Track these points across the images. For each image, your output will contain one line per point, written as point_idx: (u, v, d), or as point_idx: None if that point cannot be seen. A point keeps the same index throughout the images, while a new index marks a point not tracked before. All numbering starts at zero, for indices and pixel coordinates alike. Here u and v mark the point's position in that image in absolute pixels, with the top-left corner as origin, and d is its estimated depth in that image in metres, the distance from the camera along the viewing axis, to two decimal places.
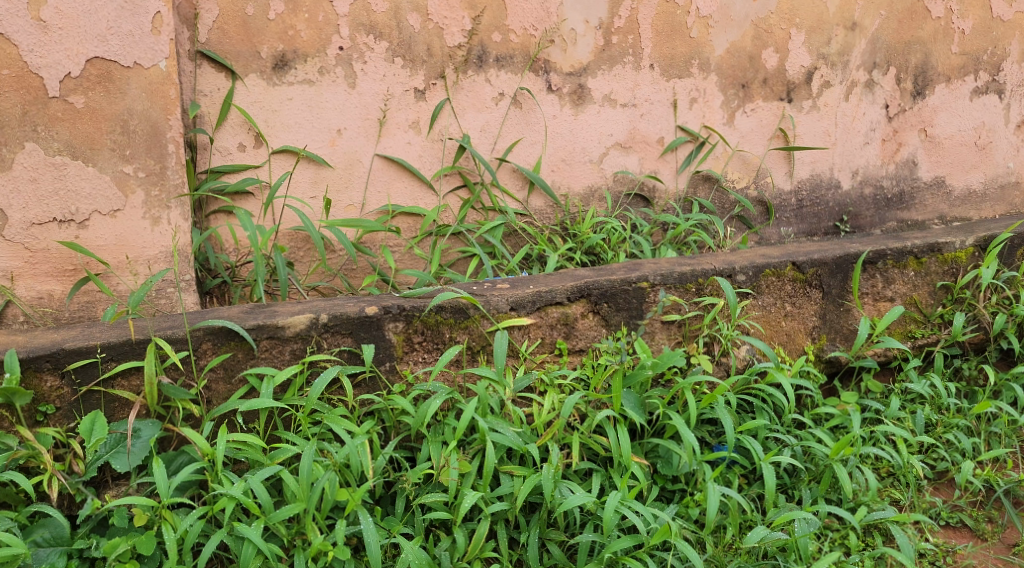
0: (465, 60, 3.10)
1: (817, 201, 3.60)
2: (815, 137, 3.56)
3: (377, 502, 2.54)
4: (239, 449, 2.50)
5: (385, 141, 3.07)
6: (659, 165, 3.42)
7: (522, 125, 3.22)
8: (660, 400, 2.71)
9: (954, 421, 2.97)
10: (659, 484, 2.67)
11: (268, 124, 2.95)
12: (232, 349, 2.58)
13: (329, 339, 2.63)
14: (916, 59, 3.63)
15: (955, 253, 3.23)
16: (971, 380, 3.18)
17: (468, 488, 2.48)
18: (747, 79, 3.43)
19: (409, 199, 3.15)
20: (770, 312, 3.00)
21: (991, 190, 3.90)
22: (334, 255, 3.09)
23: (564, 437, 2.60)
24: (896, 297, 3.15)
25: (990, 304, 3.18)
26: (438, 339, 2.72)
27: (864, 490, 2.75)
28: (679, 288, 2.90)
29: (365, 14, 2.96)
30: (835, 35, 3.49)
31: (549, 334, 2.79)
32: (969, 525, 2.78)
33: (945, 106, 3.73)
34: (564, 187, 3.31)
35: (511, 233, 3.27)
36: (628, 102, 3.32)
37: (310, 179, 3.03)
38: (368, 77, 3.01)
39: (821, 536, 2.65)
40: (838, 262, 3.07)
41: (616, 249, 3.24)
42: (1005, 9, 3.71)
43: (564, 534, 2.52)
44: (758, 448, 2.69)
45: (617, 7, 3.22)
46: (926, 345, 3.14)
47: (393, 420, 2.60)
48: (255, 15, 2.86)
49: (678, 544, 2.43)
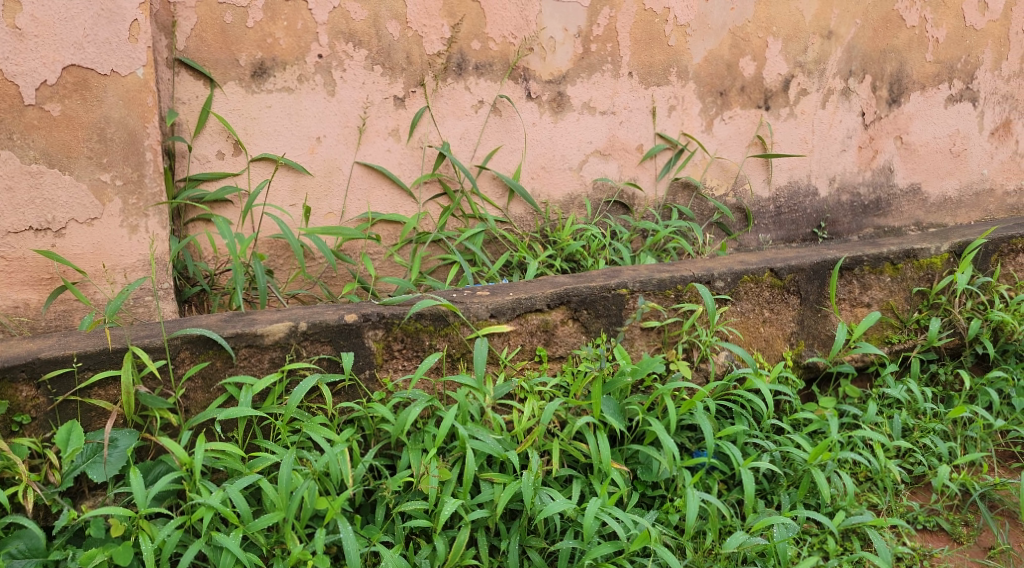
0: (445, 67, 3.11)
1: (795, 208, 3.63)
2: (792, 145, 3.59)
3: (357, 510, 2.53)
4: (218, 458, 2.49)
5: (365, 149, 3.07)
6: (639, 173, 3.43)
7: (502, 132, 3.22)
8: (640, 406, 2.72)
9: (931, 426, 2.99)
10: (640, 490, 2.68)
11: (247, 131, 2.94)
12: (211, 357, 2.57)
13: (308, 347, 2.63)
14: (891, 68, 3.67)
15: (930, 259, 3.24)
16: (948, 385, 3.21)
17: (448, 496, 2.47)
18: (725, 87, 3.46)
19: (389, 206, 3.14)
20: (749, 317, 3.02)
21: (966, 196, 3.94)
22: (314, 263, 3.09)
23: (544, 444, 2.60)
24: (872, 302, 3.18)
25: (965, 310, 3.22)
26: (417, 347, 2.71)
27: (842, 494, 2.76)
28: (658, 295, 2.91)
29: (344, 22, 2.96)
30: (811, 44, 3.52)
31: (529, 341, 2.80)
32: (946, 529, 2.80)
33: (920, 114, 3.77)
34: (544, 195, 3.33)
35: (491, 240, 3.28)
36: (608, 110, 3.33)
37: (289, 187, 3.02)
38: (348, 84, 3.01)
39: (800, 540, 2.66)
40: (816, 268, 3.09)
41: (596, 256, 3.25)
42: (979, 17, 3.76)
43: (545, 541, 2.52)
44: (737, 453, 2.70)
45: (595, 15, 3.23)
46: (903, 349, 3.20)
47: (373, 427, 2.60)
48: (233, 23, 2.86)
49: (658, 550, 2.43)
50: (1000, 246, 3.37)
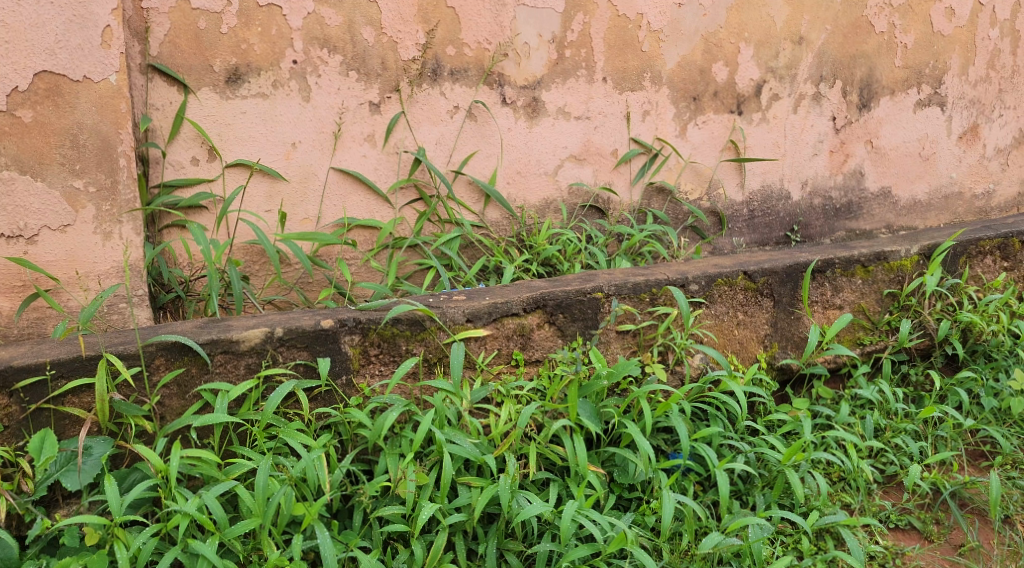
0: (420, 73, 3.11)
1: (768, 212, 3.67)
2: (765, 149, 3.62)
3: (335, 516, 2.53)
4: (194, 465, 2.48)
5: (340, 155, 3.07)
6: (613, 177, 3.46)
7: (477, 137, 3.23)
8: (616, 408, 2.74)
9: (902, 426, 3.04)
10: (616, 492, 2.70)
11: (222, 137, 2.93)
12: (186, 364, 2.56)
13: (284, 352, 2.62)
14: (861, 73, 3.72)
15: (901, 261, 3.29)
16: (919, 385, 3.26)
17: (426, 500, 2.48)
18: (698, 92, 3.49)
19: (365, 212, 3.15)
20: (723, 320, 3.05)
21: (935, 199, 4.00)
22: (290, 269, 3.09)
23: (521, 447, 2.61)
24: (844, 305, 3.22)
25: (934, 311, 3.27)
26: (394, 352, 2.71)
27: (816, 494, 2.79)
28: (633, 298, 2.93)
29: (319, 28, 2.96)
30: (782, 50, 3.56)
31: (505, 345, 2.81)
32: (917, 527, 2.84)
33: (890, 118, 3.82)
34: (519, 200, 3.34)
35: (467, 245, 3.29)
36: (582, 115, 3.35)
37: (264, 193, 3.01)
38: (323, 90, 3.01)
39: (774, 541, 2.69)
40: (788, 271, 3.12)
41: (572, 260, 3.27)
42: (946, 24, 3.82)
43: (522, 544, 2.53)
44: (712, 454, 2.73)
45: (569, 21, 3.25)
46: (874, 351, 3.24)
47: (350, 433, 2.59)
48: (207, 28, 2.85)
49: (635, 552, 2.45)
50: (968, 249, 3.43)
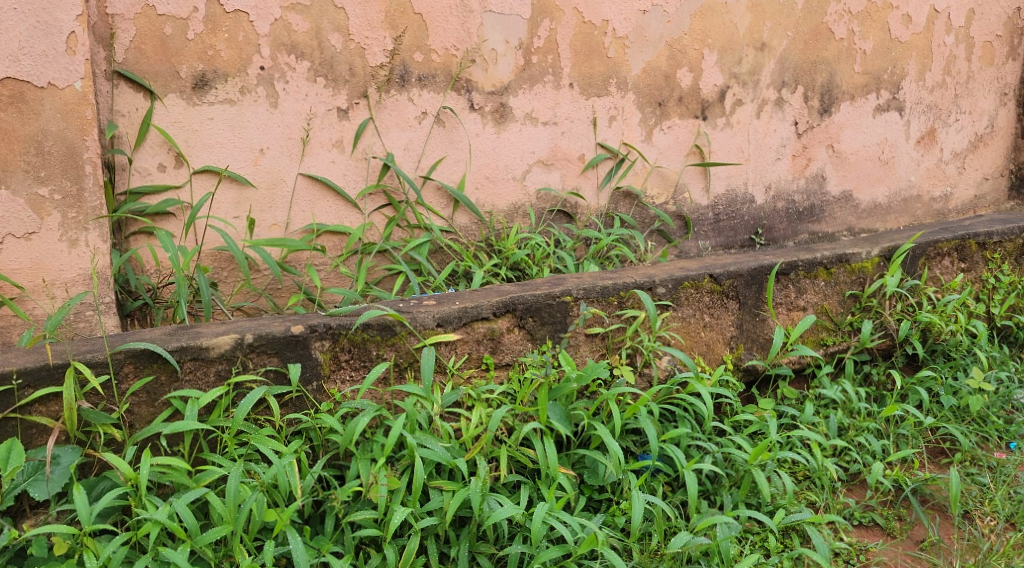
0: (388, 79, 3.13)
1: (733, 215, 3.72)
2: (729, 153, 3.67)
3: (307, 522, 2.54)
4: (164, 472, 2.48)
5: (309, 161, 3.08)
6: (581, 182, 3.49)
7: (445, 143, 3.25)
8: (585, 411, 2.77)
9: (865, 424, 3.10)
10: (586, 494, 2.73)
11: (189, 143, 2.93)
12: (155, 371, 2.55)
13: (255, 358, 2.63)
14: (822, 79, 3.78)
15: (862, 263, 3.35)
16: (880, 384, 3.33)
17: (397, 505, 2.49)
18: (663, 97, 3.53)
19: (334, 218, 3.16)
20: (690, 322, 3.09)
21: (895, 202, 4.08)
22: (259, 275, 3.09)
23: (492, 451, 2.63)
24: (808, 306, 3.27)
25: (895, 312, 3.35)
26: (365, 357, 2.72)
27: (781, 493, 2.84)
28: (601, 301, 2.96)
29: (286, 34, 2.97)
30: (745, 55, 3.62)
31: (476, 349, 2.83)
32: (880, 524, 2.89)
33: (850, 123, 3.89)
34: (488, 204, 3.36)
35: (437, 250, 3.30)
36: (549, 120, 3.38)
37: (233, 199, 3.01)
38: (291, 95, 3.01)
39: (742, 539, 2.73)
40: (753, 274, 3.17)
41: (540, 264, 3.30)
42: (903, 30, 3.91)
43: (494, 546, 2.55)
44: (681, 455, 2.76)
45: (536, 27, 3.28)
46: (837, 351, 3.31)
47: (321, 438, 2.61)
48: (173, 34, 2.85)
49: (605, 552, 2.48)
50: (927, 251, 3.49)
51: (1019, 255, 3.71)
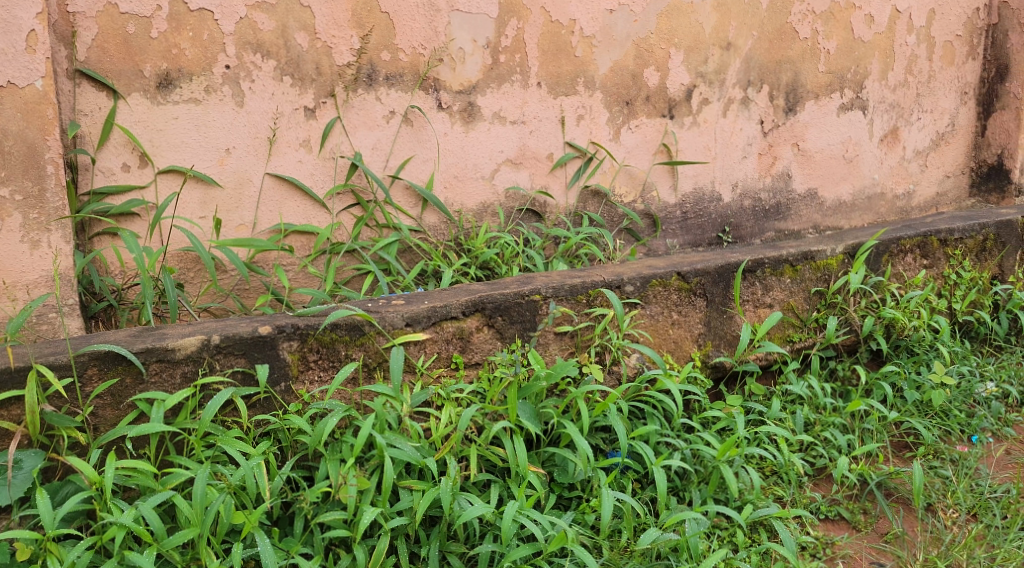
0: (355, 78, 3.12)
1: (700, 213, 3.75)
2: (696, 152, 3.70)
3: (275, 523, 2.53)
4: (129, 475, 2.45)
5: (275, 161, 3.06)
6: (549, 181, 3.49)
7: (413, 142, 3.24)
8: (555, 409, 2.78)
9: (831, 420, 3.14)
10: (556, 491, 2.74)
11: (154, 143, 2.90)
12: (120, 374, 2.52)
13: (222, 359, 2.60)
14: (787, 78, 3.82)
15: (826, 260, 3.39)
16: (845, 380, 3.37)
17: (367, 505, 2.48)
18: (631, 97, 3.55)
19: (301, 218, 3.14)
20: (658, 321, 3.11)
21: (859, 200, 4.13)
22: (225, 275, 3.06)
23: (462, 450, 2.63)
24: (774, 303, 3.31)
25: (859, 308, 3.40)
26: (333, 357, 2.71)
27: (749, 488, 2.86)
28: (570, 300, 2.97)
29: (251, 33, 2.94)
30: (711, 55, 3.65)
31: (445, 348, 2.83)
32: (845, 517, 2.93)
33: (815, 122, 3.93)
34: (456, 204, 3.35)
35: (406, 249, 3.29)
36: (517, 120, 3.38)
37: (198, 200, 2.99)
38: (256, 95, 2.99)
39: (710, 535, 2.75)
40: (720, 272, 3.19)
41: (510, 263, 3.30)
42: (866, 30, 3.96)
43: (464, 545, 2.55)
44: (650, 452, 2.79)
45: (503, 27, 3.28)
46: (803, 348, 3.34)
47: (290, 439, 2.59)
48: (136, 33, 2.82)
49: (575, 550, 2.48)
50: (890, 248, 3.54)
51: (979, 251, 3.78)
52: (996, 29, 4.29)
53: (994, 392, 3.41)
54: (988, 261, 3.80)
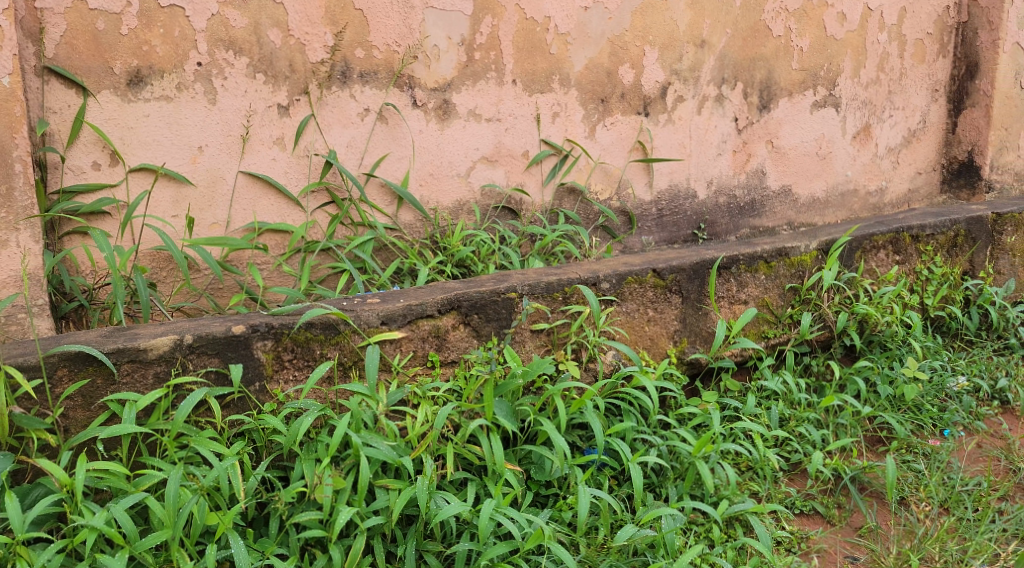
0: (328, 76, 3.10)
1: (676, 210, 3.76)
2: (671, 150, 3.71)
3: (250, 524, 2.52)
4: (101, 477, 2.42)
5: (249, 159, 3.03)
6: (525, 179, 3.49)
7: (388, 140, 3.22)
8: (531, 406, 2.78)
9: (805, 415, 3.16)
10: (534, 489, 2.74)
11: (125, 141, 2.87)
12: (91, 374, 2.49)
13: (195, 359, 2.58)
14: (761, 75, 3.84)
15: (800, 257, 3.42)
16: (820, 375, 3.40)
17: (343, 505, 2.46)
18: (606, 94, 3.55)
19: (275, 216, 3.12)
20: (633, 317, 3.11)
21: (832, 197, 4.16)
22: (198, 275, 3.04)
23: (438, 448, 2.62)
24: (749, 299, 3.33)
25: (833, 304, 3.42)
26: (308, 356, 2.69)
27: (725, 484, 2.88)
28: (546, 297, 2.97)
29: (223, 29, 2.92)
30: (685, 53, 3.66)
31: (421, 347, 2.82)
32: (820, 512, 2.95)
33: (788, 119, 3.95)
34: (432, 202, 3.34)
35: (381, 248, 3.28)
36: (493, 117, 3.37)
37: (170, 198, 2.96)
38: (229, 93, 2.96)
39: (687, 530, 2.76)
40: (695, 268, 3.21)
41: (486, 261, 3.29)
42: (838, 28, 3.99)
43: (441, 544, 2.55)
44: (626, 449, 2.79)
45: (477, 24, 3.27)
46: (778, 343, 3.36)
47: (264, 439, 2.57)
48: (106, 30, 2.79)
49: (553, 547, 2.48)
50: (863, 244, 3.57)
51: (950, 247, 3.82)
52: (966, 28, 4.34)
53: (966, 386, 3.45)
54: (959, 256, 3.85)
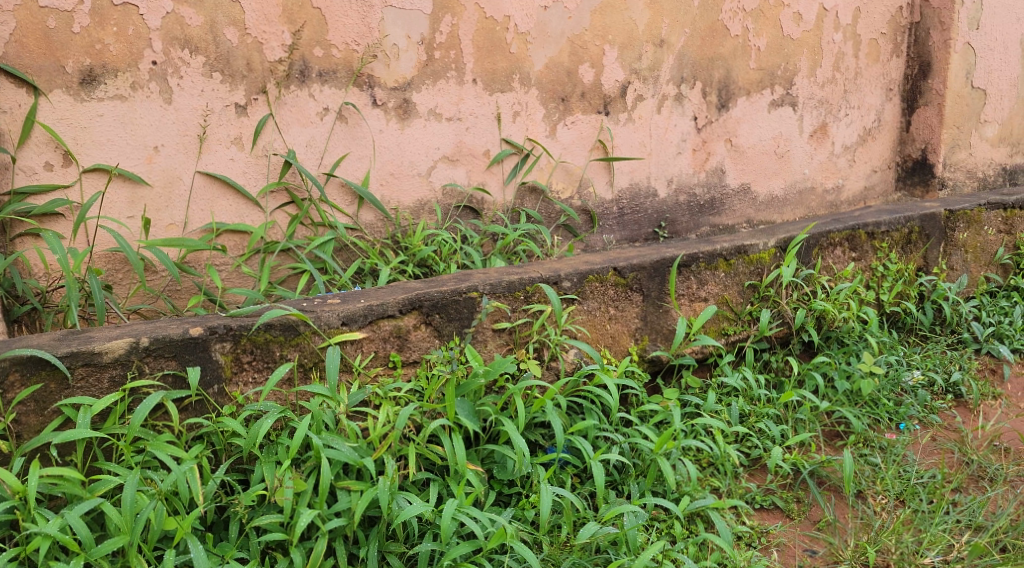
0: (287, 75, 3.07)
1: (637, 209, 3.78)
2: (631, 148, 3.73)
3: (209, 529, 2.48)
4: (55, 484, 2.38)
5: (206, 158, 2.99)
6: (486, 178, 3.48)
7: (348, 139, 3.20)
8: (493, 406, 2.78)
9: (765, 411, 3.20)
10: (496, 489, 2.74)
11: (78, 141, 2.82)
12: (44, 379, 2.45)
13: (151, 362, 2.54)
14: (719, 74, 3.87)
15: (759, 254, 3.45)
16: (779, 371, 3.44)
17: (304, 507, 2.43)
18: (566, 93, 3.56)
19: (234, 217, 3.08)
20: (595, 316, 3.12)
21: (790, 195, 4.21)
22: (155, 276, 2.99)
23: (400, 449, 2.60)
24: (709, 297, 3.35)
25: (791, 301, 3.46)
26: (268, 358, 2.67)
27: (686, 480, 2.90)
28: (507, 296, 2.97)
29: (179, 28, 2.88)
30: (644, 52, 3.68)
31: (382, 347, 2.80)
32: (779, 506, 2.99)
33: (746, 118, 3.99)
34: (393, 201, 3.32)
35: (342, 248, 3.26)
36: (453, 116, 3.36)
37: (125, 198, 2.91)
38: (185, 92, 2.92)
39: (649, 527, 2.78)
40: (656, 266, 3.23)
41: (447, 260, 3.29)
42: (794, 28, 4.03)
43: (404, 545, 2.54)
44: (588, 447, 2.80)
45: (437, 23, 3.26)
46: (738, 340, 3.39)
47: (223, 442, 2.54)
48: (57, 28, 2.74)
49: (515, 546, 2.48)
50: (820, 241, 3.62)
51: (905, 244, 3.88)
52: (919, 28, 4.42)
53: (920, 380, 3.53)
54: (913, 253, 3.91)
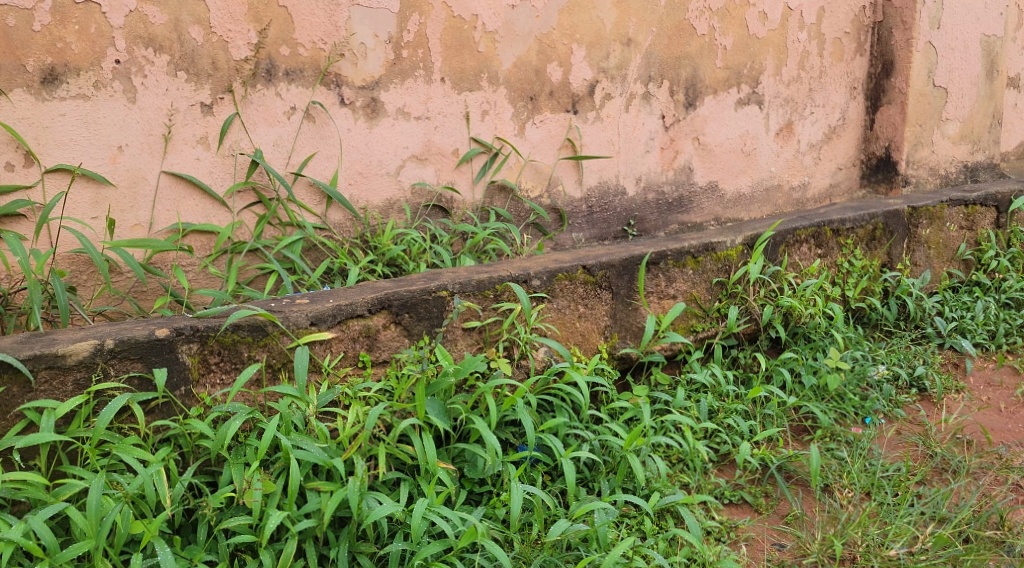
0: (253, 74, 3.04)
1: (606, 206, 3.79)
2: (599, 147, 3.74)
3: (177, 531, 2.46)
4: (18, 488, 2.34)
5: (171, 158, 2.96)
6: (455, 177, 3.48)
7: (315, 138, 3.18)
8: (463, 405, 2.77)
9: (733, 406, 3.23)
10: (467, 488, 2.74)
11: (39, 140, 2.78)
12: (6, 383, 2.41)
13: (117, 365, 2.51)
14: (685, 73, 3.89)
15: (727, 252, 3.48)
16: (747, 367, 3.47)
17: (273, 509, 2.42)
18: (534, 92, 3.56)
19: (200, 217, 3.05)
20: (565, 314, 3.14)
21: (757, 192, 4.24)
22: (121, 278, 2.96)
23: (370, 449, 2.58)
24: (677, 294, 3.38)
25: (758, 297, 3.50)
26: (236, 359, 2.65)
27: (656, 476, 2.92)
28: (477, 295, 2.97)
29: (142, 26, 2.85)
30: (612, 51, 3.69)
31: (351, 347, 2.79)
32: (748, 501, 3.01)
33: (713, 116, 4.02)
34: (362, 201, 3.30)
35: (311, 248, 3.24)
36: (421, 115, 3.35)
37: (89, 199, 2.88)
38: (149, 91, 2.89)
39: (619, 523, 2.79)
40: (624, 264, 3.24)
41: (417, 259, 3.28)
42: (760, 27, 4.07)
43: (375, 545, 2.52)
44: (559, 444, 2.81)
45: (405, 22, 3.25)
46: (706, 337, 3.42)
47: (191, 444, 2.52)
48: (16, 26, 2.69)
49: (486, 544, 2.48)
50: (787, 238, 3.66)
51: (869, 240, 3.93)
52: (881, 27, 4.48)
53: (885, 374, 3.57)
54: (877, 249, 3.97)
